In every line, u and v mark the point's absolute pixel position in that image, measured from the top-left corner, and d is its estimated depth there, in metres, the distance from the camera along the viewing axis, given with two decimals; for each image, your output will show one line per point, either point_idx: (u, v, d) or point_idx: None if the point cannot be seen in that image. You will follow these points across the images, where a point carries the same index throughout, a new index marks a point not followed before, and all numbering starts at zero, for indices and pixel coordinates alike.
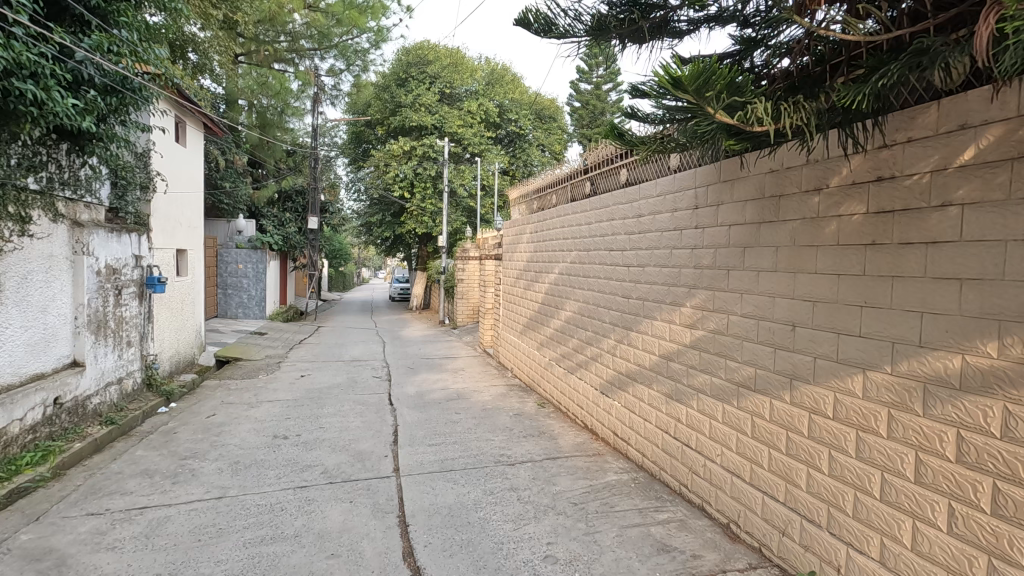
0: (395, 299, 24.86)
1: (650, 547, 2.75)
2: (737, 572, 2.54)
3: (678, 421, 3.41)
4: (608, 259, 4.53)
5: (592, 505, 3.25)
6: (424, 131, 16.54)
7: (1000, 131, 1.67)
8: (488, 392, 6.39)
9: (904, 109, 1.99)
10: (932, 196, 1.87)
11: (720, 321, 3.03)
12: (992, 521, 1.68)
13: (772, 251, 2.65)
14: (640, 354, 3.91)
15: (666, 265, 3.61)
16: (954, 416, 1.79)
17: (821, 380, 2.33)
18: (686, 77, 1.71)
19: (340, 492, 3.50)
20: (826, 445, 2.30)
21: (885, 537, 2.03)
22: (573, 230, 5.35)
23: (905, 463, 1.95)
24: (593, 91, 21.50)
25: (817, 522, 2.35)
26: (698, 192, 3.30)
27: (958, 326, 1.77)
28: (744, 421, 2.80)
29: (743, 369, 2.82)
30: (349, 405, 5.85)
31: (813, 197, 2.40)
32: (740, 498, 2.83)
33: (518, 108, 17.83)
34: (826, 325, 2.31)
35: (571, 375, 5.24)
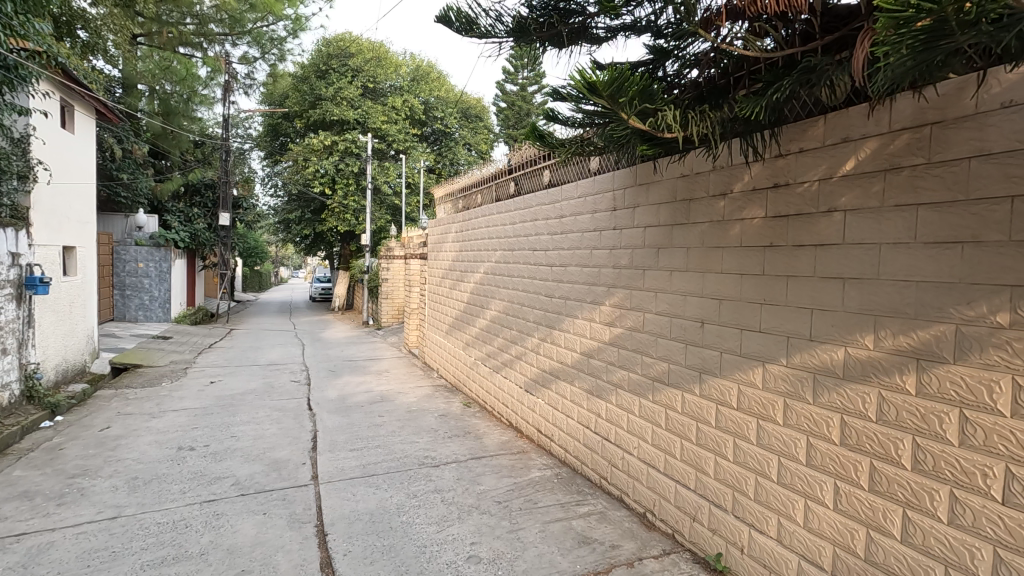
0: (316, 299, 23.88)
1: (572, 540, 2.82)
2: (652, 558, 2.65)
3: (598, 416, 3.52)
4: (532, 259, 4.58)
5: (515, 503, 3.28)
6: (346, 126, 16.02)
7: (876, 145, 1.85)
8: (413, 394, 6.29)
9: (796, 122, 2.17)
10: (821, 203, 2.04)
11: (636, 319, 3.15)
12: (869, 497, 1.86)
13: (683, 252, 2.79)
14: (563, 351, 3.99)
15: (587, 265, 3.70)
16: (838, 402, 1.96)
17: (726, 373, 2.48)
18: (602, 83, 1.77)
19: (252, 504, 3.31)
20: (731, 434, 2.45)
21: (782, 517, 2.20)
22: (498, 230, 5.37)
23: (798, 447, 2.12)
24: (518, 92, 21.72)
25: (723, 506, 2.50)
26: (616, 194, 3.41)
27: (842, 320, 1.95)
28: (659, 414, 2.94)
29: (658, 364, 2.95)
30: (264, 411, 5.55)
31: (719, 202, 2.55)
32: (655, 487, 2.96)
33: (443, 106, 17.72)
34: (731, 321, 2.46)
35: (496, 374, 5.26)
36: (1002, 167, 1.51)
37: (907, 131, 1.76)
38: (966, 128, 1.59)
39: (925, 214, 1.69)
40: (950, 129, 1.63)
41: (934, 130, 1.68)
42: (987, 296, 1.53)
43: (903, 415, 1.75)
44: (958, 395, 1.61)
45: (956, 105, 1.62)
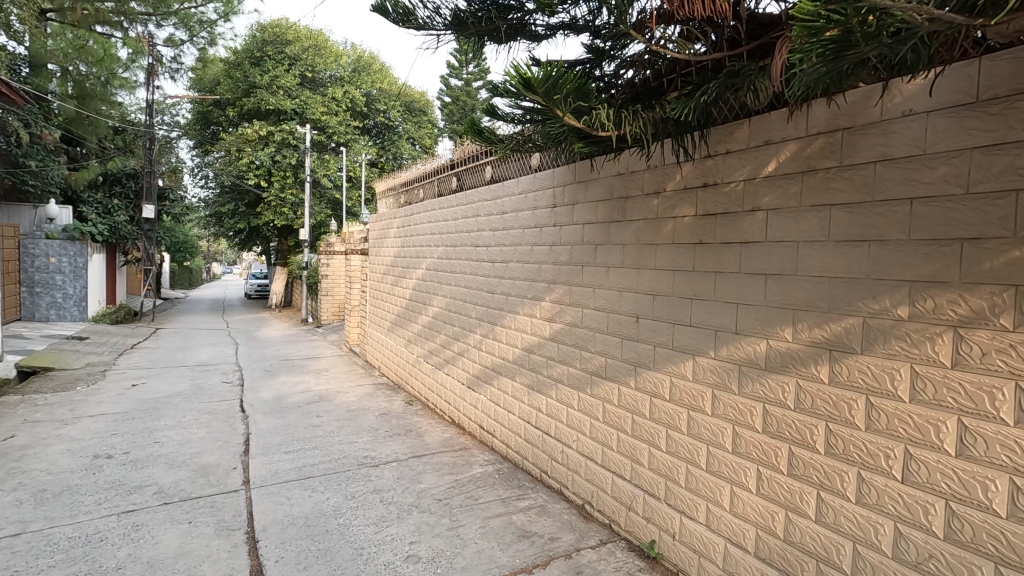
0: (252, 296, 22.88)
1: (512, 535, 2.84)
2: (590, 549, 2.70)
3: (539, 411, 3.56)
4: (474, 255, 4.57)
5: (456, 500, 3.26)
6: (282, 116, 15.38)
7: (794, 148, 1.96)
8: (353, 393, 6.14)
9: (723, 124, 2.26)
10: (745, 202, 2.13)
11: (575, 314, 3.20)
12: (788, 480, 1.97)
13: (619, 249, 2.85)
14: (505, 347, 4.01)
15: (528, 261, 3.73)
16: (761, 392, 2.07)
17: (659, 366, 2.57)
18: (537, 79, 1.80)
19: (176, 513, 3.13)
20: (663, 425, 2.54)
21: (710, 503, 2.30)
22: (441, 225, 5.31)
23: (724, 436, 2.23)
24: (462, 88, 21.60)
25: (656, 495, 2.59)
26: (555, 191, 3.45)
27: (764, 314, 2.05)
28: (597, 407, 3.00)
29: (596, 359, 3.01)
30: (191, 415, 5.25)
31: (653, 200, 2.63)
32: (593, 479, 3.02)
33: (386, 98, 17.38)
34: (664, 316, 2.54)
35: (439, 371, 5.22)
36: (904, 171, 1.62)
37: (821, 136, 1.86)
38: (873, 134, 1.71)
39: (837, 214, 1.80)
40: (860, 134, 1.74)
41: (846, 135, 1.79)
42: (890, 291, 1.65)
43: (818, 402, 1.87)
44: (864, 382, 1.73)
45: (864, 113, 1.74)
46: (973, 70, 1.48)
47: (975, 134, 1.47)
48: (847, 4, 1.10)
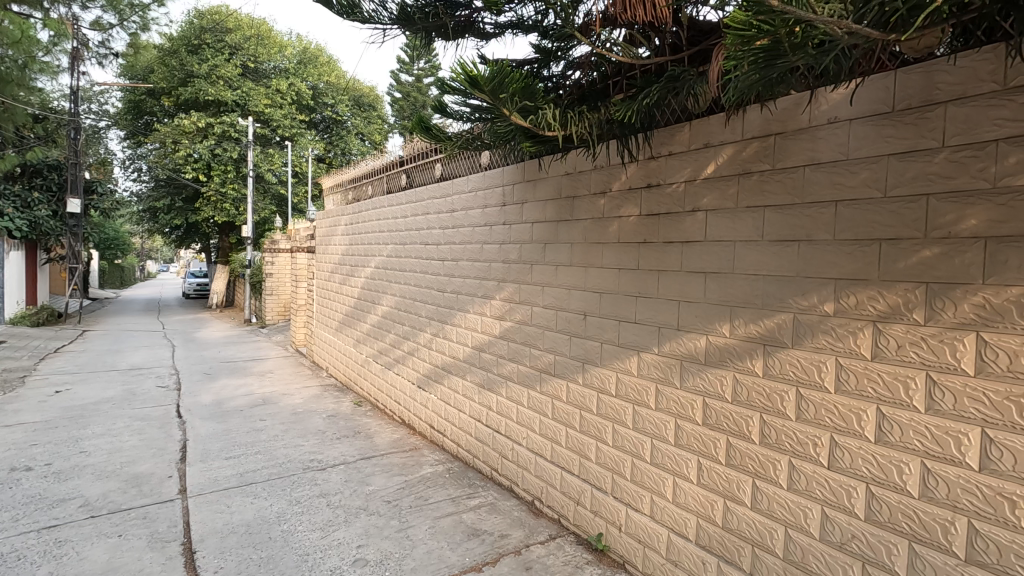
0: (191, 296, 21.82)
1: (462, 534, 2.83)
2: (539, 544, 2.73)
3: (490, 409, 3.56)
4: (424, 254, 4.52)
5: (406, 501, 3.22)
6: (223, 108, 14.71)
7: (731, 151, 2.04)
8: (299, 395, 5.95)
9: (666, 127, 2.33)
10: (687, 202, 2.21)
11: (525, 312, 3.23)
12: (727, 470, 2.06)
13: (568, 248, 2.89)
14: (455, 346, 3.99)
15: (478, 259, 3.72)
16: (701, 386, 2.15)
17: (606, 362, 2.62)
18: (483, 78, 1.82)
19: (105, 527, 2.95)
20: (610, 420, 2.60)
21: (654, 494, 2.36)
22: (390, 223, 5.23)
23: (667, 429, 2.30)
24: (413, 84, 21.29)
25: (603, 488, 2.65)
26: (505, 190, 3.45)
27: (704, 311, 2.13)
28: (546, 404, 3.03)
29: (545, 356, 3.04)
30: (122, 422, 4.96)
31: (599, 200, 2.68)
32: (543, 476, 3.06)
33: (334, 92, 16.94)
34: (610, 313, 2.60)
35: (389, 371, 5.13)
36: (830, 175, 1.72)
37: (756, 140, 1.95)
38: (802, 139, 1.80)
39: (771, 215, 1.89)
40: (790, 139, 1.83)
41: (778, 140, 1.88)
42: (818, 288, 1.75)
43: (753, 395, 1.95)
44: (794, 374, 1.82)
45: (795, 119, 1.83)
46: (889, 82, 1.58)
47: (892, 142, 1.57)
48: (776, 15, 1.16)
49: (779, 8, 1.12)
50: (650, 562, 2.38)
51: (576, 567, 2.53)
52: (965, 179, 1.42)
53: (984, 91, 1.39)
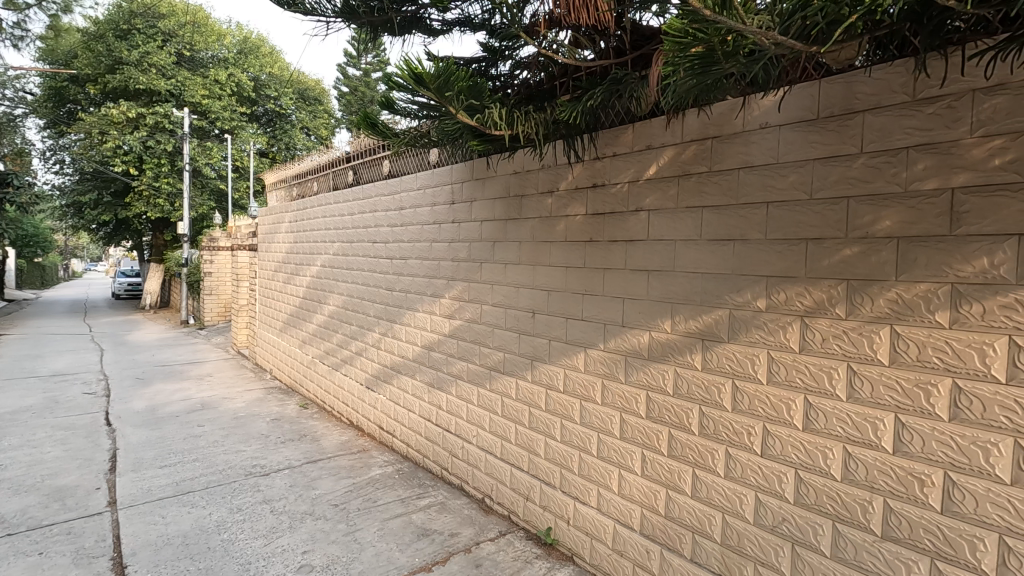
0: (122, 297, 20.59)
1: (411, 535, 2.80)
2: (489, 541, 2.75)
3: (440, 409, 3.55)
4: (372, 252, 4.44)
5: (354, 504, 3.16)
6: (156, 97, 13.93)
7: (671, 153, 2.11)
8: (241, 398, 5.73)
9: (610, 128, 2.38)
10: (630, 202, 2.27)
11: (474, 311, 3.23)
12: (669, 461, 2.13)
13: (516, 246, 2.91)
14: (404, 345, 3.94)
15: (427, 258, 3.69)
16: (645, 380, 2.22)
17: (553, 359, 2.66)
18: (428, 75, 1.83)
19: (23, 545, 2.75)
20: (558, 416, 2.64)
21: (600, 487, 2.42)
22: (336, 221, 5.10)
23: (613, 423, 2.36)
24: (360, 78, 20.81)
25: (551, 483, 2.69)
26: (454, 188, 3.44)
27: (647, 307, 2.20)
28: (496, 401, 3.05)
29: (494, 354, 3.06)
30: (43, 432, 4.62)
31: (546, 199, 2.71)
32: (493, 473, 3.07)
33: (277, 85, 16.36)
34: (558, 310, 2.64)
35: (336, 372, 5.02)
36: (762, 178, 1.81)
37: (694, 143, 2.03)
38: (737, 143, 1.89)
39: (708, 215, 1.97)
40: (726, 143, 1.92)
41: (714, 143, 1.96)
42: (751, 285, 1.84)
43: (693, 387, 2.03)
44: (730, 367, 1.91)
45: (730, 123, 1.91)
46: (814, 91, 1.68)
47: (817, 147, 1.67)
48: (709, 24, 1.22)
49: (712, 16, 1.18)
50: (597, 553, 2.43)
51: (526, 562, 2.56)
52: (881, 183, 1.53)
53: (896, 102, 1.50)
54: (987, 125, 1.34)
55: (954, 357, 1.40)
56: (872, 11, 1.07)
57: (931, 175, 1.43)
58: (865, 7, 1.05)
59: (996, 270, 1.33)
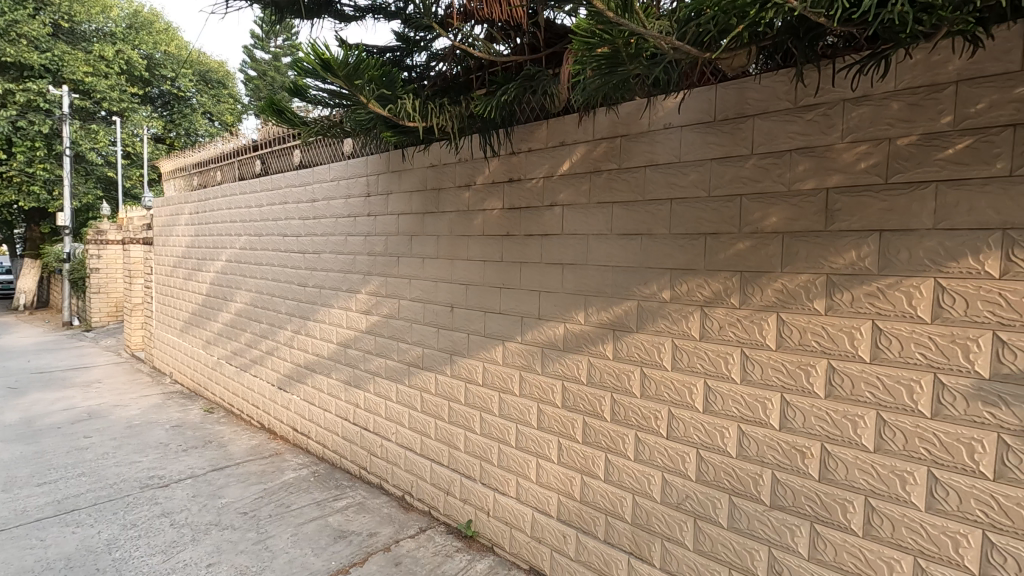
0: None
1: (327, 538, 2.72)
2: (409, 538, 2.72)
3: (357, 407, 3.45)
4: (283, 246, 4.23)
5: (265, 510, 3.01)
6: (27, 72, 12.29)
7: (583, 150, 2.18)
8: (135, 405, 5.27)
9: (525, 124, 2.41)
10: (545, 198, 2.32)
11: (392, 306, 3.17)
12: (583, 448, 2.21)
13: (433, 240, 2.89)
14: (318, 343, 3.80)
15: (342, 252, 3.57)
16: (560, 371, 2.28)
17: (472, 353, 2.67)
18: (336, 62, 1.78)
19: None
20: (478, 409, 2.65)
21: (519, 477, 2.47)
22: (243, 213, 4.81)
23: (530, 413, 2.41)
24: (270, 62, 19.63)
25: (471, 476, 2.70)
26: (369, 180, 3.34)
27: (561, 300, 2.26)
28: (415, 397, 3.02)
29: (413, 350, 3.02)
30: None
31: (464, 193, 2.70)
32: (413, 469, 3.04)
33: (174, 65, 15.09)
34: (476, 304, 2.65)
35: (244, 373, 4.74)
36: (666, 176, 1.91)
37: (604, 141, 2.10)
38: (644, 142, 1.98)
39: (618, 210, 2.05)
40: (634, 142, 2.00)
41: (623, 142, 2.04)
42: (657, 278, 1.94)
43: (605, 376, 2.12)
44: (639, 356, 2.01)
45: (637, 123, 2.00)
46: (712, 96, 1.79)
47: (714, 148, 1.79)
48: (612, 26, 1.27)
49: (615, 19, 1.23)
50: (516, 542, 2.48)
51: (446, 556, 2.56)
52: (768, 182, 1.66)
53: (781, 108, 1.64)
54: (855, 132, 1.49)
55: (828, 341, 1.55)
56: (755, 23, 1.16)
57: (810, 176, 1.58)
58: (749, 19, 1.14)
59: (863, 261, 1.49)
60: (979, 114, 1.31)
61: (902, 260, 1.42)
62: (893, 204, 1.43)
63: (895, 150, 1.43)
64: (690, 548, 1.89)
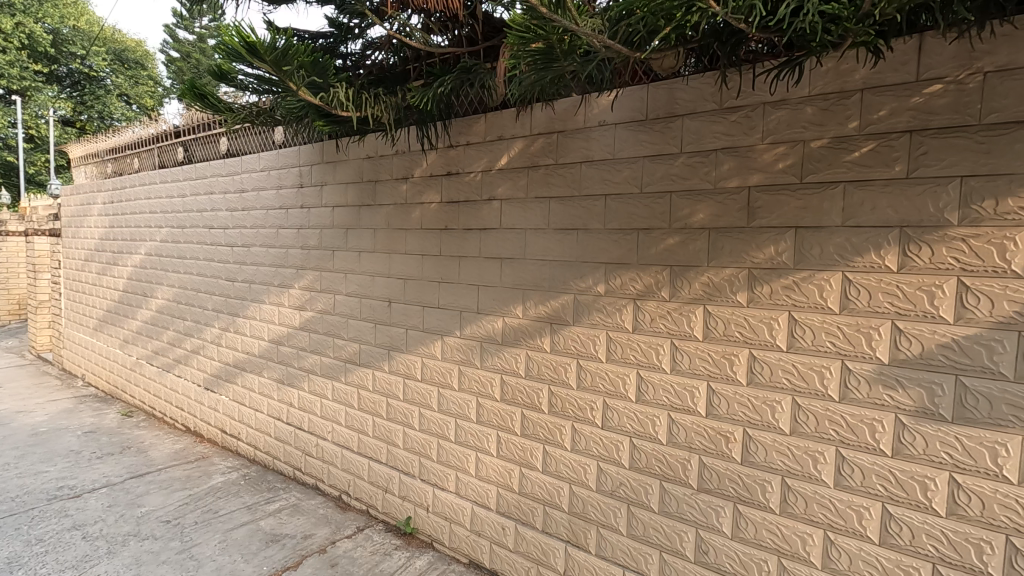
0: None
1: (258, 542, 2.61)
2: (346, 538, 2.66)
3: (290, 406, 3.34)
4: (209, 238, 4.00)
5: (190, 517, 2.86)
6: None
7: (521, 145, 2.19)
8: (41, 410, 4.85)
9: (463, 117, 2.39)
10: (484, 192, 2.31)
11: (327, 301, 3.07)
12: (522, 440, 2.23)
13: (370, 233, 2.82)
14: (248, 341, 3.63)
15: (273, 246, 3.42)
16: (499, 364, 2.29)
17: (410, 348, 2.64)
18: (263, 47, 1.70)
19: None
20: (416, 405, 2.63)
21: (459, 471, 2.47)
22: (164, 203, 4.51)
23: (469, 408, 2.41)
24: (194, 43, 18.45)
25: (410, 472, 2.67)
26: (302, 171, 3.22)
27: (499, 294, 2.27)
28: (352, 394, 2.95)
29: (349, 346, 2.94)
30: None
31: (401, 185, 2.66)
32: (350, 468, 2.97)
33: (85, 42, 13.92)
34: (414, 299, 2.61)
35: (167, 374, 4.47)
36: (601, 172, 1.95)
37: (541, 136, 2.12)
38: (579, 138, 2.01)
39: (555, 205, 2.08)
40: (570, 138, 2.03)
41: (559, 138, 2.07)
42: (592, 272, 1.98)
43: (542, 369, 2.15)
44: (575, 348, 2.05)
45: (572, 119, 2.03)
46: (644, 95, 1.85)
47: (646, 146, 1.84)
48: (546, 22, 1.28)
49: (548, 15, 1.24)
50: (456, 536, 2.48)
51: (385, 554, 2.52)
52: (696, 180, 1.73)
53: (707, 109, 1.71)
54: (774, 134, 1.58)
55: (750, 331, 1.64)
56: (681, 26, 1.21)
57: (734, 175, 1.66)
58: (676, 22, 1.18)
59: (780, 256, 1.58)
60: (882, 120, 1.41)
61: (815, 255, 1.52)
62: (807, 203, 1.53)
63: (809, 152, 1.52)
64: (624, 533, 1.95)
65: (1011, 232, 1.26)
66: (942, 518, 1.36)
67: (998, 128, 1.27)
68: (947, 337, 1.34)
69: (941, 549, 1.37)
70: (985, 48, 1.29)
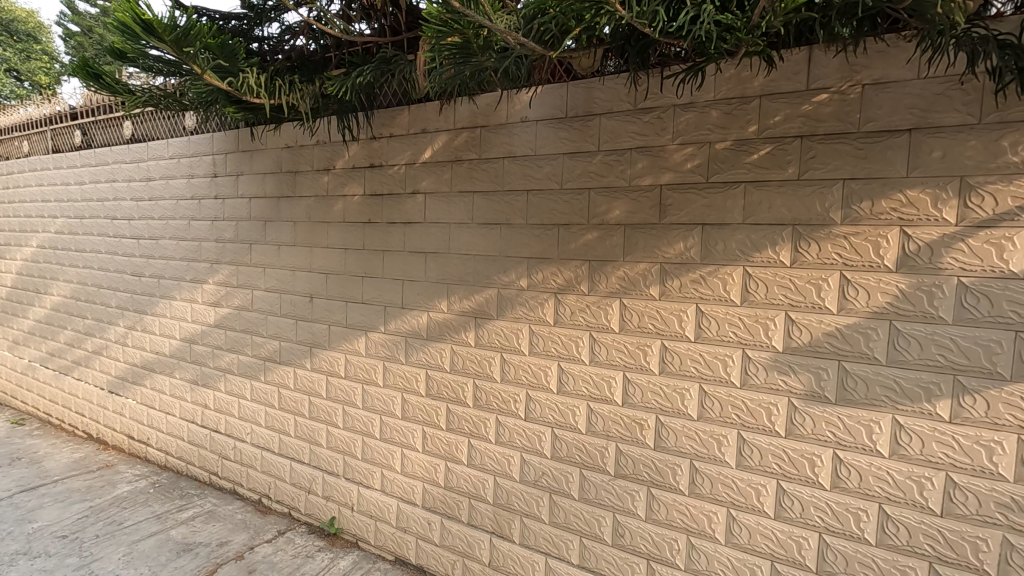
0: None
1: (168, 553, 2.46)
2: (265, 543, 2.56)
3: (205, 408, 3.17)
4: (111, 230, 3.70)
5: (91, 531, 2.65)
6: None
7: (445, 138, 2.18)
8: None
9: (386, 108, 2.35)
10: (408, 184, 2.29)
11: (243, 297, 2.94)
12: (447, 435, 2.23)
13: (289, 226, 2.72)
14: (158, 340, 3.41)
15: (184, 238, 3.22)
16: (424, 359, 2.28)
17: (333, 344, 2.57)
18: (161, 25, 1.60)
19: None
20: (340, 403, 2.56)
21: (384, 469, 2.43)
22: (59, 191, 4.13)
23: (395, 404, 2.38)
24: (95, 18, 16.89)
25: (334, 472, 2.61)
26: (216, 159, 3.04)
27: (424, 289, 2.25)
28: (271, 394, 2.83)
29: (268, 343, 2.83)
30: None
31: (322, 176, 2.57)
32: (270, 470, 2.86)
33: None
34: (337, 294, 2.54)
35: (65, 377, 4.11)
36: (523, 168, 1.97)
37: (464, 130, 2.12)
38: (502, 134, 2.02)
39: (478, 200, 2.09)
40: (493, 133, 2.04)
41: (482, 133, 2.07)
42: (515, 266, 2.00)
43: (467, 363, 2.16)
44: (499, 341, 2.07)
45: (495, 114, 2.04)
46: (563, 93, 1.88)
47: (565, 143, 1.88)
48: (460, 16, 1.28)
49: (461, 9, 1.24)
50: (381, 534, 2.45)
51: (306, 557, 2.45)
52: (612, 178, 1.79)
53: (622, 109, 1.77)
54: (682, 135, 1.66)
55: (662, 323, 1.72)
56: (591, 28, 1.25)
57: (647, 174, 1.73)
58: (586, 23, 1.22)
59: (689, 252, 1.67)
60: (776, 125, 1.52)
61: (719, 250, 1.62)
62: (713, 201, 1.62)
63: (714, 154, 1.61)
64: (546, 521, 2.00)
65: (885, 231, 1.39)
66: (827, 491, 1.50)
67: (873, 136, 1.40)
68: (831, 326, 1.46)
69: (826, 519, 1.50)
70: (863, 63, 1.41)
